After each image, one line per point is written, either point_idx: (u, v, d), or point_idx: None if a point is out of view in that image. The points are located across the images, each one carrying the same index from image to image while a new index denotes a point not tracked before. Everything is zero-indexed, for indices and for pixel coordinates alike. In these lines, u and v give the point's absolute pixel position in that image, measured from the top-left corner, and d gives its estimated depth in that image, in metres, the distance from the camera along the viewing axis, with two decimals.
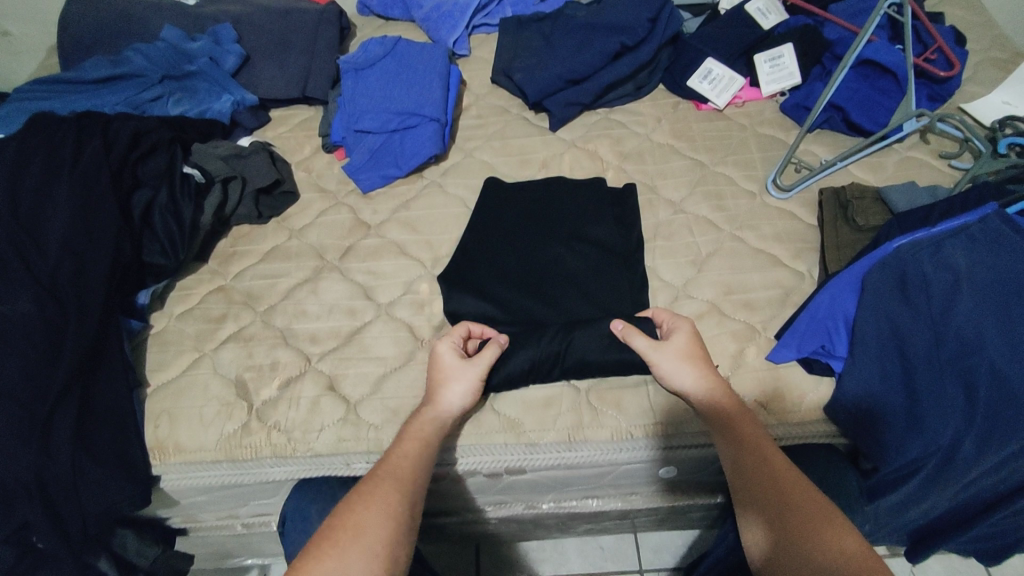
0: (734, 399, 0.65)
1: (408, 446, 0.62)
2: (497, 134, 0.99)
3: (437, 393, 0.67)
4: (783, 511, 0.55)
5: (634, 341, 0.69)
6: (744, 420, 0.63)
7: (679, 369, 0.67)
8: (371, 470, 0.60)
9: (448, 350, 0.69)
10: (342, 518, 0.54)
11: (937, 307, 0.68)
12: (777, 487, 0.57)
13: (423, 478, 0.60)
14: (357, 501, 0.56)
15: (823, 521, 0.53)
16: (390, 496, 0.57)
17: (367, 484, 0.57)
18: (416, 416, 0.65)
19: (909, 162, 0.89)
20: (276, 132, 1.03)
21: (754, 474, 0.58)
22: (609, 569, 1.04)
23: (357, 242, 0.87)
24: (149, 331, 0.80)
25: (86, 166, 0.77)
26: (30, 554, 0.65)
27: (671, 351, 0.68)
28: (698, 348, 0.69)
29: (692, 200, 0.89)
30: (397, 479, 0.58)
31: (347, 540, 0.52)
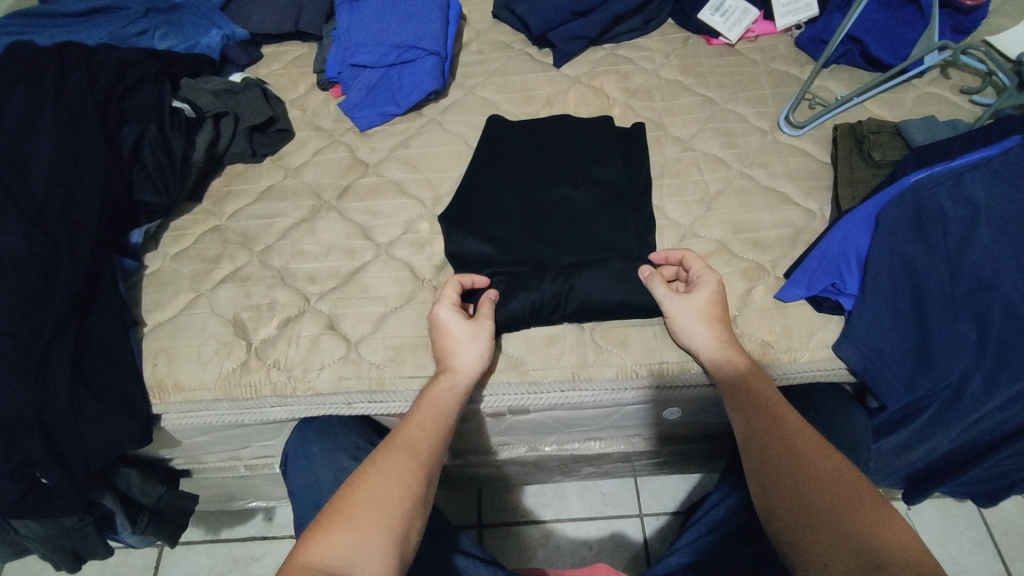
0: (744, 357, 0.64)
1: (421, 420, 0.62)
2: (498, 71, 0.95)
3: (450, 359, 0.65)
4: (807, 478, 0.54)
5: (654, 289, 0.69)
6: (761, 380, 0.62)
7: (693, 325, 0.66)
8: (386, 443, 0.60)
9: (450, 314, 0.67)
10: (353, 491, 0.56)
11: (953, 242, 0.66)
12: (791, 451, 0.56)
13: (439, 452, 0.61)
14: (370, 474, 0.57)
15: (827, 488, 0.53)
16: (407, 470, 0.58)
17: (377, 458, 0.58)
18: (433, 385, 0.64)
19: (929, 97, 0.86)
20: (268, 69, 0.98)
21: (764, 435, 0.58)
22: (609, 514, 1.05)
23: (355, 181, 0.85)
24: (144, 271, 0.78)
25: (69, 98, 0.74)
26: (34, 490, 0.65)
27: (685, 305, 0.67)
28: (720, 308, 0.67)
29: (701, 137, 0.86)
30: (412, 452, 0.59)
31: (360, 514, 0.54)
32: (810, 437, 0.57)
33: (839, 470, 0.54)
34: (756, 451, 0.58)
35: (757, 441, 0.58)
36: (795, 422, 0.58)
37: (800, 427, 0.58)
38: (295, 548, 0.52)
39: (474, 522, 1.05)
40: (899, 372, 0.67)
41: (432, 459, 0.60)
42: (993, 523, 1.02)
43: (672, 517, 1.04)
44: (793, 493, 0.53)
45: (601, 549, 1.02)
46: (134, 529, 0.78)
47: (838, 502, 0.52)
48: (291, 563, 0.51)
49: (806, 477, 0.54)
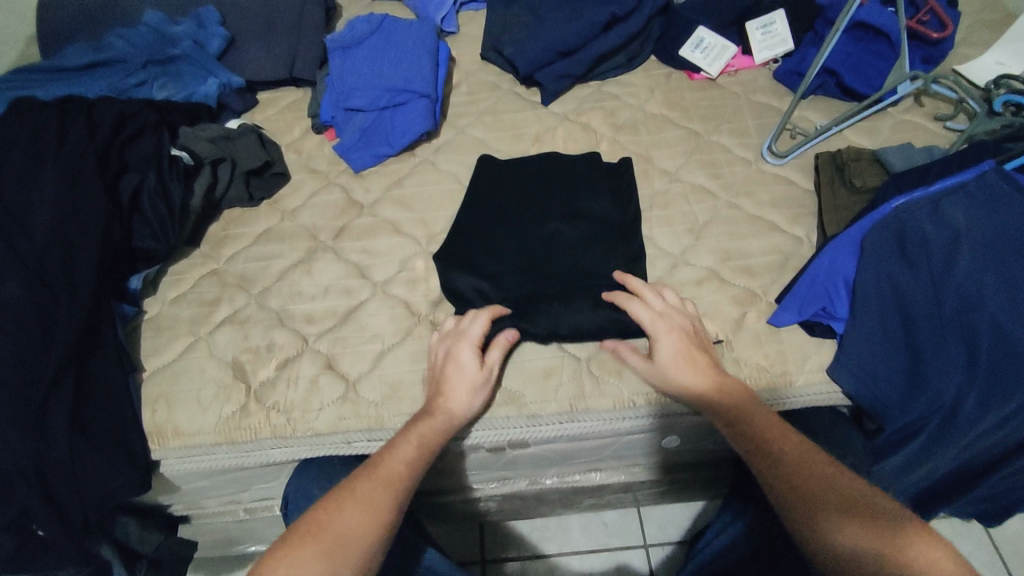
0: (745, 404, 0.63)
1: (404, 447, 0.61)
2: (488, 110, 0.98)
3: (452, 393, 0.66)
4: (823, 496, 0.55)
5: (628, 357, 0.70)
6: (755, 416, 0.62)
7: (673, 386, 0.66)
8: (361, 468, 0.60)
9: (466, 345, 0.68)
10: (326, 517, 0.55)
11: (937, 264, 0.68)
12: (801, 468, 0.57)
13: (417, 481, 0.61)
14: (343, 500, 0.56)
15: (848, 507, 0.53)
16: (382, 503, 0.57)
17: (350, 483, 0.58)
18: (424, 421, 0.64)
19: (905, 124, 0.89)
20: (264, 114, 1.01)
21: (774, 456, 0.58)
22: (613, 545, 1.04)
23: (351, 222, 0.86)
24: (143, 316, 0.79)
25: (69, 150, 0.76)
26: (30, 542, 0.65)
27: (658, 372, 0.67)
28: (685, 355, 0.66)
29: (688, 168, 0.88)
30: (386, 479, 0.59)
31: (333, 545, 0.53)
32: (818, 458, 0.58)
33: (850, 488, 0.55)
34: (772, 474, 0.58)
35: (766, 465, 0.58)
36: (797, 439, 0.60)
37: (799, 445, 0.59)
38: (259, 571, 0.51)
39: (477, 558, 1.04)
40: (890, 394, 0.68)
41: (407, 486, 0.60)
42: (999, 541, 1.02)
43: (677, 546, 1.03)
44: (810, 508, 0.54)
45: None
46: None
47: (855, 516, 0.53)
48: None
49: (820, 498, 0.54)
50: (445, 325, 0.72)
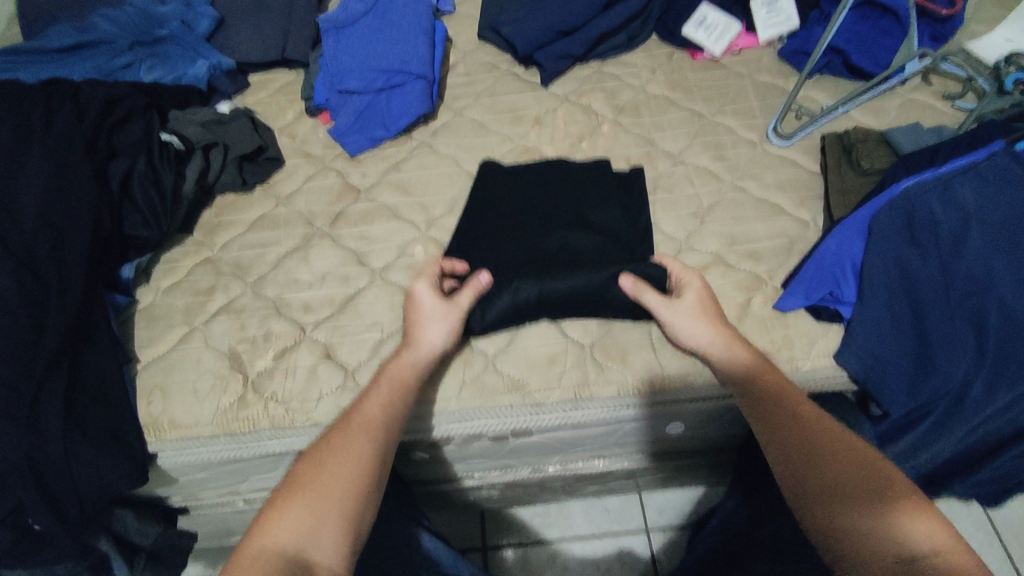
0: (756, 355, 0.63)
1: (375, 395, 0.60)
2: (486, 91, 0.96)
3: (415, 328, 0.67)
4: (833, 464, 0.52)
5: (645, 296, 0.68)
6: (764, 365, 0.62)
7: (695, 326, 0.66)
8: (338, 420, 0.58)
9: (421, 282, 0.69)
10: (305, 474, 0.53)
11: (946, 247, 0.67)
12: (811, 439, 0.55)
13: (397, 426, 0.59)
14: (324, 454, 0.54)
15: (858, 476, 0.51)
16: (361, 453, 0.55)
17: (328, 438, 0.56)
18: (395, 362, 0.64)
19: (912, 104, 0.87)
20: (256, 97, 0.98)
21: (782, 427, 0.56)
22: (615, 530, 1.04)
23: (348, 207, 0.84)
24: (136, 306, 0.77)
25: (56, 135, 0.73)
26: (28, 536, 0.64)
27: (682, 309, 0.67)
28: (711, 304, 0.68)
29: (691, 151, 0.87)
30: (364, 427, 0.57)
31: (314, 502, 0.51)
32: (832, 427, 0.56)
33: (866, 458, 0.53)
34: (779, 441, 0.56)
35: (773, 432, 0.56)
36: (809, 408, 0.57)
37: (812, 413, 0.57)
38: (247, 536, 0.50)
39: (478, 544, 1.04)
40: (898, 379, 0.67)
41: (387, 432, 0.58)
42: (1000, 523, 1.02)
43: (678, 531, 1.03)
44: (819, 477, 0.52)
45: (608, 567, 1.01)
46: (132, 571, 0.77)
47: (865, 485, 0.51)
48: (241, 552, 0.49)
49: (827, 467, 0.52)
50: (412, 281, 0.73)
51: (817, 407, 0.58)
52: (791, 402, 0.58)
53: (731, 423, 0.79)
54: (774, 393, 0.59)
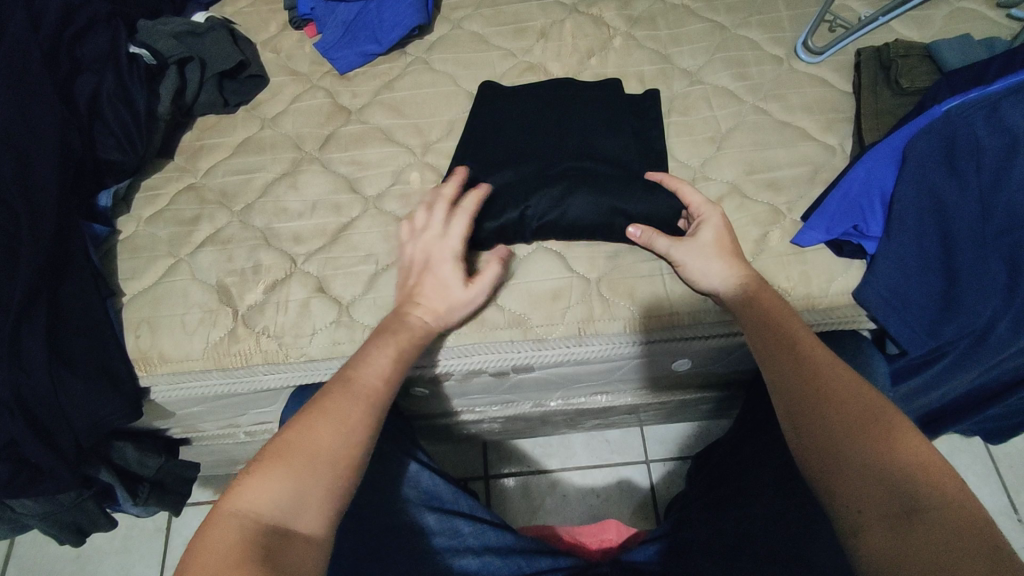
0: (765, 286, 0.60)
1: (382, 357, 0.57)
2: (487, 0, 0.87)
3: (433, 304, 0.62)
4: (839, 415, 0.49)
5: (657, 242, 0.65)
6: (769, 291, 0.59)
7: (709, 266, 0.62)
8: (333, 381, 0.55)
9: (449, 257, 0.63)
10: (294, 433, 0.50)
11: (987, 177, 0.61)
12: (820, 388, 0.51)
13: (394, 390, 0.57)
14: (312, 416, 0.51)
15: (866, 425, 0.48)
16: (354, 416, 0.52)
17: (318, 399, 0.53)
18: (401, 324, 0.60)
19: (960, 14, 0.79)
20: (235, 7, 0.89)
21: (792, 377, 0.52)
22: (615, 461, 1.05)
23: (337, 130, 0.78)
24: (117, 236, 0.73)
25: (10, 46, 0.66)
26: (25, 469, 0.62)
27: (695, 249, 0.63)
28: (730, 241, 0.63)
29: (711, 68, 0.79)
30: (362, 393, 0.54)
31: (302, 465, 0.48)
32: (836, 365, 0.52)
33: (876, 410, 0.49)
34: (786, 389, 0.52)
35: (784, 377, 0.53)
36: (827, 359, 0.53)
37: (829, 365, 0.52)
38: (225, 496, 0.47)
39: (480, 473, 1.05)
40: (921, 319, 0.63)
41: (384, 400, 0.55)
42: (1001, 457, 1.02)
43: (679, 462, 1.04)
44: (826, 426, 0.49)
45: (608, 496, 1.02)
46: (136, 501, 0.78)
47: (865, 438, 0.48)
48: (219, 511, 0.46)
49: (828, 408, 0.50)
50: (416, 221, 0.66)
51: (834, 356, 0.54)
52: (796, 336, 0.55)
53: (740, 360, 0.77)
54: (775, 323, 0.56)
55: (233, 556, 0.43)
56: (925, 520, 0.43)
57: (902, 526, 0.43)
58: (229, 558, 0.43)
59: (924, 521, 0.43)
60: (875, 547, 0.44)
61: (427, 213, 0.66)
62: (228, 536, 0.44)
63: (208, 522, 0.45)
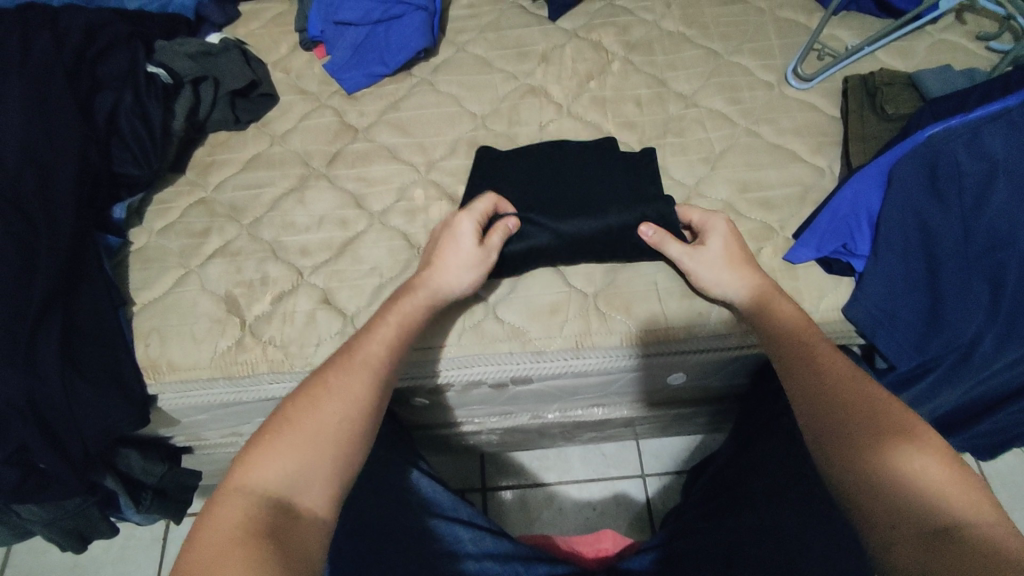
0: (782, 300, 0.62)
1: (384, 331, 0.60)
2: (490, 25, 0.90)
3: (438, 260, 0.65)
4: (862, 424, 0.52)
5: (668, 247, 0.66)
6: (782, 304, 0.62)
7: (721, 276, 0.64)
8: (336, 357, 0.58)
9: (466, 217, 0.67)
10: (299, 410, 0.53)
11: (969, 200, 0.64)
12: (842, 400, 0.54)
13: (396, 364, 0.59)
14: (318, 392, 0.54)
15: (890, 436, 0.51)
16: (354, 390, 0.55)
17: (323, 374, 0.56)
18: (409, 297, 0.63)
19: (942, 45, 0.83)
20: (247, 28, 0.93)
21: (815, 387, 0.55)
22: (611, 475, 1.06)
23: (344, 147, 0.81)
24: (130, 247, 0.75)
25: (34, 65, 0.69)
26: (34, 474, 0.64)
27: (708, 259, 0.65)
28: (740, 251, 0.65)
29: (705, 92, 0.82)
30: (364, 368, 0.57)
31: (305, 441, 0.51)
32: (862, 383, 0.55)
33: (899, 420, 0.52)
34: (812, 399, 0.55)
35: (806, 388, 0.56)
36: (845, 371, 0.56)
37: (849, 378, 0.55)
38: (232, 471, 0.50)
39: (477, 486, 1.06)
40: (908, 335, 0.66)
41: (386, 376, 0.58)
42: (991, 475, 1.04)
43: (674, 476, 1.05)
44: (849, 436, 0.52)
45: (604, 509, 1.04)
46: (139, 508, 0.79)
47: (891, 446, 0.50)
48: (227, 487, 0.49)
49: (858, 425, 0.52)
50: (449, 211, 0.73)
51: (854, 367, 0.57)
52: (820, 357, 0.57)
53: (732, 374, 0.79)
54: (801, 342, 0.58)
55: (236, 531, 0.45)
56: (960, 529, 0.45)
57: (934, 538, 0.45)
58: (234, 531, 0.46)
59: (961, 532, 0.45)
60: (905, 555, 0.45)
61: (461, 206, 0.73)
62: (234, 511, 0.47)
63: (216, 498, 0.49)
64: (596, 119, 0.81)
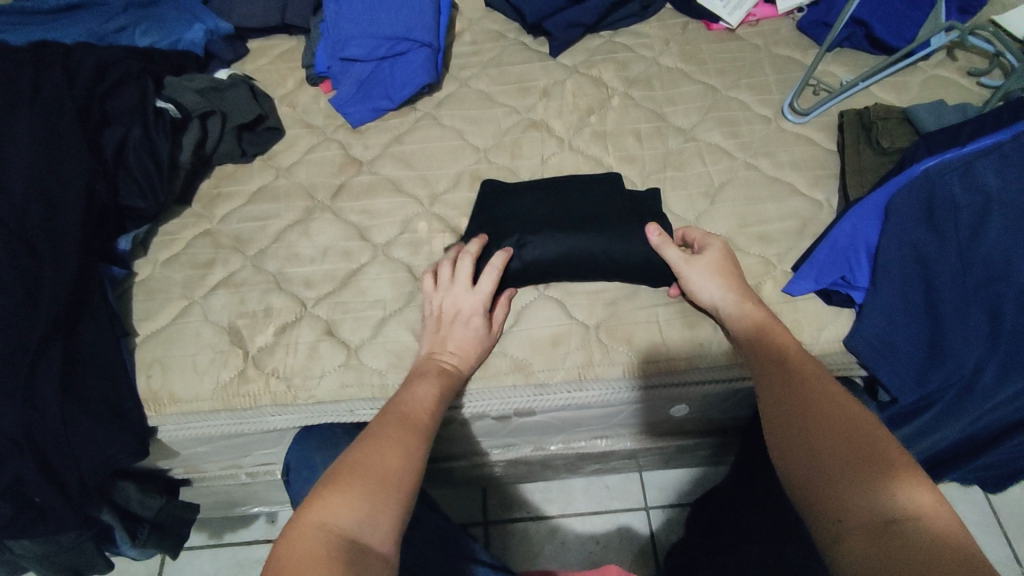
0: (763, 312, 0.63)
1: (423, 391, 0.61)
2: (493, 61, 0.92)
3: (464, 354, 0.66)
4: (822, 431, 0.50)
5: (667, 249, 0.68)
6: (778, 328, 0.61)
7: (710, 283, 0.65)
8: (386, 412, 0.58)
9: (478, 312, 0.67)
10: (361, 455, 0.52)
11: (965, 233, 0.65)
12: (806, 410, 0.52)
13: (436, 418, 0.60)
14: (377, 439, 0.54)
15: (846, 442, 0.49)
16: (408, 441, 0.55)
17: (378, 426, 0.56)
18: (431, 361, 0.65)
19: (935, 81, 0.84)
20: (256, 64, 0.95)
21: (785, 401, 0.54)
22: (615, 507, 1.05)
23: (349, 179, 0.82)
24: (134, 278, 0.76)
25: (46, 101, 0.71)
26: (29, 509, 0.63)
27: (702, 265, 0.66)
28: (733, 266, 0.67)
29: (704, 126, 0.84)
30: (413, 422, 0.58)
31: (374, 481, 0.51)
32: (842, 395, 0.53)
33: (859, 427, 0.50)
34: (777, 414, 0.54)
35: (773, 401, 0.55)
36: (813, 380, 0.55)
37: (817, 386, 0.54)
38: (299, 512, 0.48)
39: (479, 519, 1.04)
40: (909, 366, 0.66)
41: (430, 428, 0.59)
42: (1000, 508, 1.02)
43: (679, 509, 1.04)
44: (808, 446, 0.50)
45: (608, 543, 1.02)
46: (136, 542, 0.78)
47: (848, 454, 0.48)
48: (300, 524, 0.47)
49: (814, 435, 0.50)
50: (441, 274, 0.69)
51: (822, 373, 0.56)
52: (801, 371, 0.56)
53: (736, 405, 0.78)
54: (780, 357, 0.57)
55: (316, 566, 0.44)
56: (903, 536, 0.42)
57: (881, 537, 0.43)
58: (306, 566, 0.44)
59: (907, 534, 0.42)
60: (853, 555, 0.43)
61: (451, 267, 0.70)
62: (309, 549, 0.45)
63: (288, 537, 0.47)
64: (597, 153, 0.82)
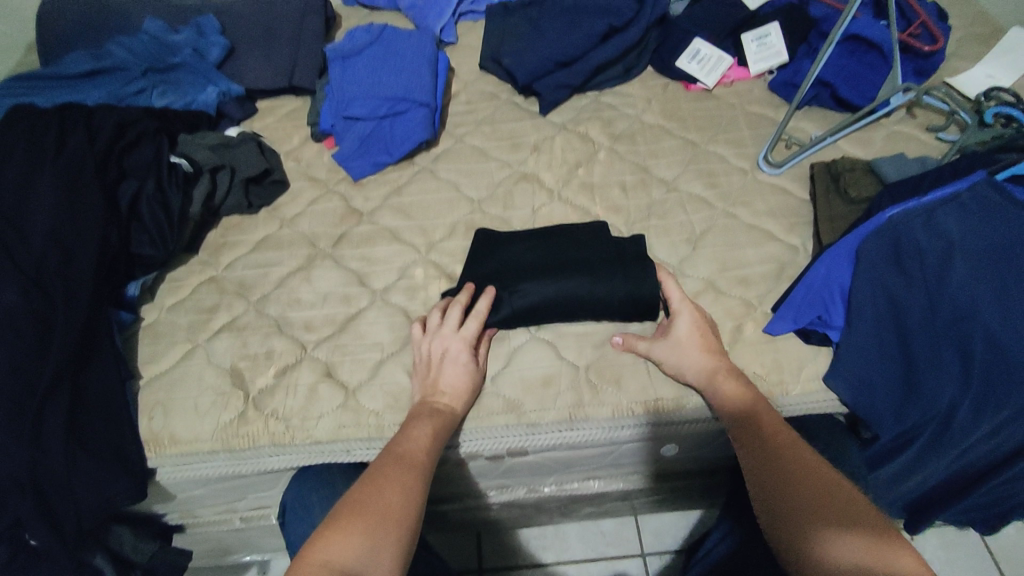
0: (741, 388, 0.65)
1: (421, 433, 0.63)
2: (486, 119, 0.99)
3: (456, 392, 0.68)
4: (809, 489, 0.54)
5: (637, 349, 0.72)
6: (761, 406, 0.64)
7: (679, 362, 0.69)
8: (387, 453, 0.60)
9: (463, 349, 0.70)
10: (364, 496, 0.55)
11: (931, 276, 0.69)
12: (792, 466, 0.56)
13: (435, 461, 0.62)
14: (379, 480, 0.56)
15: (829, 501, 0.52)
16: (408, 482, 0.57)
17: (378, 466, 0.58)
18: (423, 403, 0.67)
19: (897, 135, 0.91)
20: (263, 122, 1.01)
21: (772, 458, 0.57)
22: (611, 554, 1.04)
23: (350, 229, 0.87)
24: (140, 323, 0.79)
25: (68, 157, 0.76)
26: (24, 551, 0.64)
27: (669, 343, 0.70)
28: (703, 335, 0.70)
29: (685, 178, 0.89)
30: (412, 464, 0.59)
31: (376, 521, 0.52)
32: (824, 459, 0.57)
33: (841, 491, 0.54)
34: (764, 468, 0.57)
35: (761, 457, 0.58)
36: (796, 442, 0.59)
37: (800, 448, 0.58)
38: (304, 549, 0.50)
39: (474, 566, 1.03)
40: (886, 403, 0.68)
41: (429, 471, 0.60)
42: (996, 550, 1.02)
43: (675, 555, 1.03)
44: (795, 500, 0.54)
45: None
46: None
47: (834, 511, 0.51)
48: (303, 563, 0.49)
49: (802, 490, 0.54)
50: (430, 320, 0.72)
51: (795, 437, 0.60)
52: (783, 435, 0.60)
53: (725, 445, 0.80)
54: (762, 419, 0.61)
55: None
56: None
57: None
58: None
59: None
60: None
61: (440, 314, 0.73)
62: None
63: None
64: (584, 203, 0.87)
